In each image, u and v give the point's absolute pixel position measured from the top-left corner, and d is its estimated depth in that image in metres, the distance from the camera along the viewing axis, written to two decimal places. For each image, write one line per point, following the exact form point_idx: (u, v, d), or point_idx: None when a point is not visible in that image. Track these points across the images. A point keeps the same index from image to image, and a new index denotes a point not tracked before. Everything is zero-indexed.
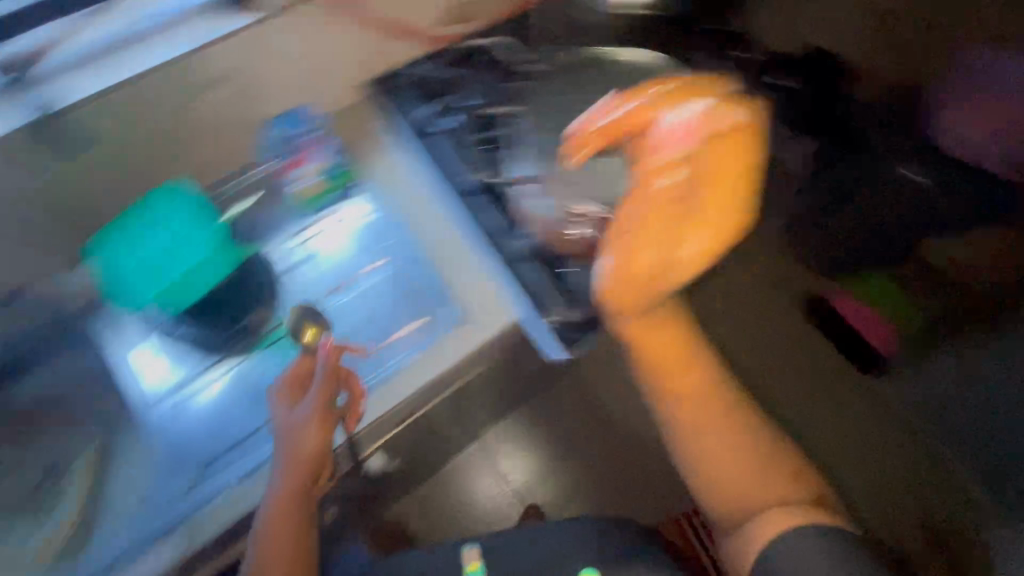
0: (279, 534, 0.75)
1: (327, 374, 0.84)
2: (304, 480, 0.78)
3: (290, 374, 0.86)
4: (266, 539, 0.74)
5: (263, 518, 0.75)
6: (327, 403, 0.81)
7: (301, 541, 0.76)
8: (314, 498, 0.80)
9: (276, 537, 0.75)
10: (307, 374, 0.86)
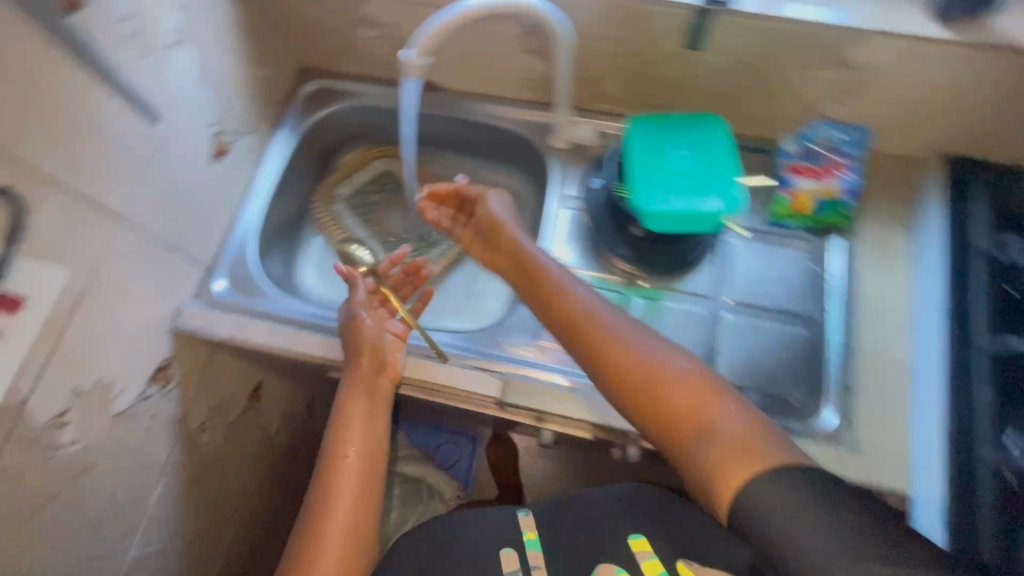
0: (343, 513, 0.69)
1: (370, 351, 0.76)
2: (368, 459, 0.73)
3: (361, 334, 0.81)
4: (335, 506, 0.69)
5: (330, 496, 0.70)
6: (376, 368, 0.76)
7: (365, 502, 0.71)
8: (375, 488, 0.73)
9: (342, 492, 0.70)
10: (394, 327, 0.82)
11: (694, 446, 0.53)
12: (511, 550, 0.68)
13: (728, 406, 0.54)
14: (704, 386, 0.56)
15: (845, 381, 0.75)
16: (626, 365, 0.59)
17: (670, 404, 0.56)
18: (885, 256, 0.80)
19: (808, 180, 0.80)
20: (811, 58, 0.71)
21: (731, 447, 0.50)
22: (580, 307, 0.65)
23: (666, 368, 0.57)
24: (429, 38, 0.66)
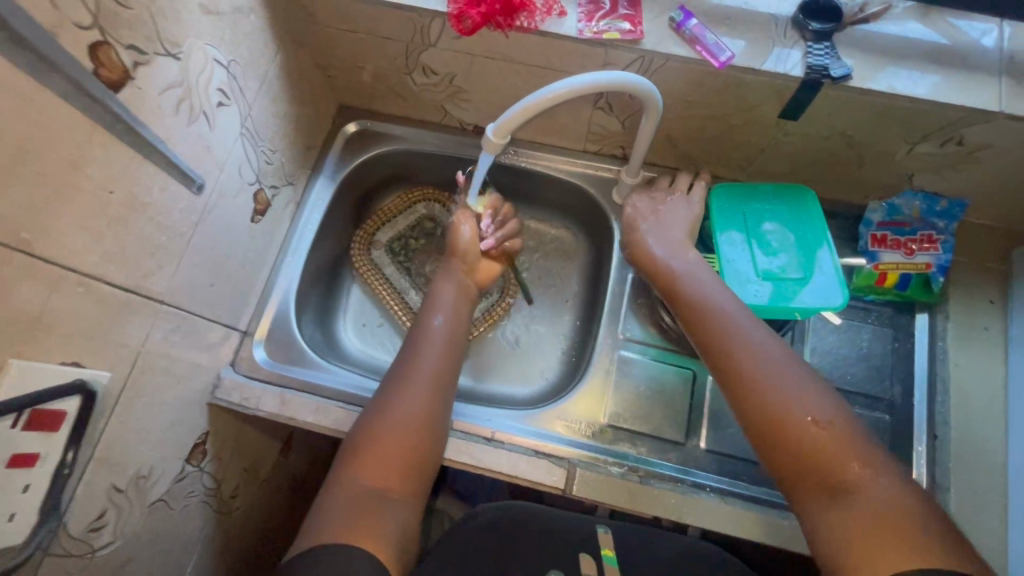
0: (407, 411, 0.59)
1: None
2: (450, 358, 0.66)
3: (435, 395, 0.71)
4: (410, 390, 0.60)
5: (402, 382, 0.61)
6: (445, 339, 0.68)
7: (435, 415, 0.60)
8: (447, 397, 0.63)
9: (388, 442, 0.56)
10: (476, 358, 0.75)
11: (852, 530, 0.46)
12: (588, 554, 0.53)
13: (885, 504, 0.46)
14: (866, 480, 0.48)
15: (940, 479, 0.70)
16: (767, 378, 0.54)
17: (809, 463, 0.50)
18: (974, 339, 0.75)
19: (897, 254, 0.75)
20: (920, 132, 0.66)
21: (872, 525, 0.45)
22: (732, 341, 0.57)
23: (828, 441, 0.50)
24: (537, 104, 0.58)
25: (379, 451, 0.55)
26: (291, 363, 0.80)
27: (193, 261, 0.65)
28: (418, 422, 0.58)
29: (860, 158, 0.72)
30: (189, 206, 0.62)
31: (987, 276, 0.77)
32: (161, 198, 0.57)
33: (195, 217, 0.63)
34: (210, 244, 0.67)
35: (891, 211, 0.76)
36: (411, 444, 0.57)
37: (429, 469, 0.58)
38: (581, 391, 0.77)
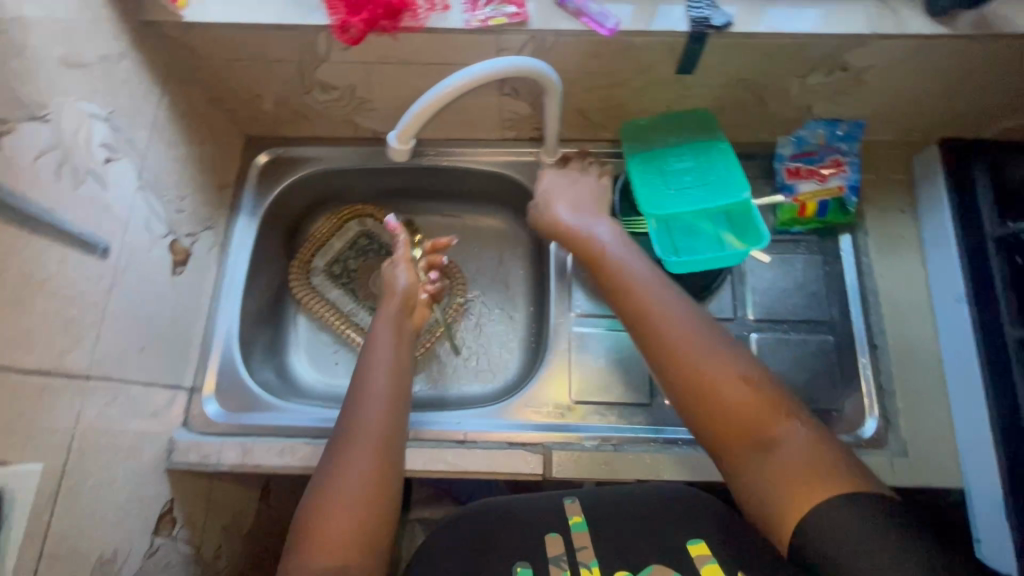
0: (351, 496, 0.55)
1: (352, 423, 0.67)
2: (394, 423, 0.61)
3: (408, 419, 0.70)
4: (353, 462, 0.57)
5: (345, 449, 0.58)
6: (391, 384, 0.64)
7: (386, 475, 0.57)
8: (398, 449, 0.60)
9: (334, 522, 0.53)
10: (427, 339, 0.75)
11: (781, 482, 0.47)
12: (556, 533, 0.60)
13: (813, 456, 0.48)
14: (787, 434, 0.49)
15: (886, 384, 0.74)
16: (700, 361, 0.54)
17: (735, 426, 0.51)
18: (894, 250, 0.79)
19: (811, 183, 0.79)
20: (808, 66, 0.69)
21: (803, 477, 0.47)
22: (664, 323, 0.57)
23: (746, 410, 0.51)
24: (455, 89, 0.58)
25: (332, 541, 0.52)
26: (242, 413, 0.76)
27: (116, 326, 0.62)
28: (367, 502, 0.55)
29: (761, 100, 0.75)
30: (95, 271, 0.58)
31: (897, 190, 0.81)
32: (62, 267, 0.54)
33: (102, 280, 0.59)
34: (127, 306, 0.64)
35: (799, 144, 0.80)
36: (363, 519, 0.54)
37: (387, 531, 0.55)
38: (544, 375, 0.78)
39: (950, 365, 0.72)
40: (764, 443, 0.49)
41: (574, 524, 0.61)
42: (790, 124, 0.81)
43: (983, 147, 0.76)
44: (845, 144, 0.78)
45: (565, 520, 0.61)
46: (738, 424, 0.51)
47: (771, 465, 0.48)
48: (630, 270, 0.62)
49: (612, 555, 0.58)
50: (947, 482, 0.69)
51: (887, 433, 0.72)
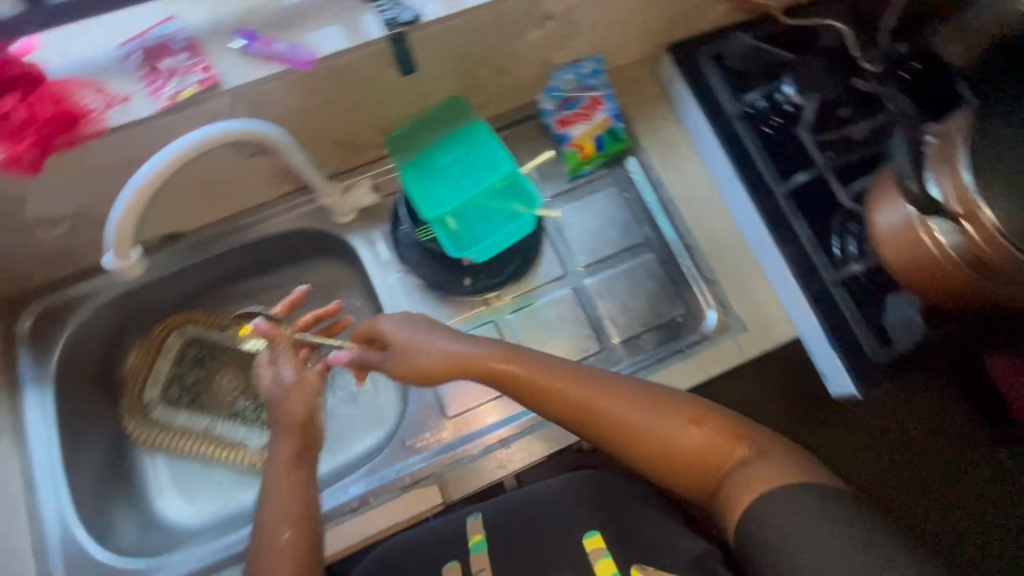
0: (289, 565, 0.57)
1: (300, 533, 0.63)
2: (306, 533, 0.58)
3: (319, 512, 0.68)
4: None
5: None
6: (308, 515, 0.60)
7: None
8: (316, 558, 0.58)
9: None
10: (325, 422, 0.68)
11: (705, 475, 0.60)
12: (456, 561, 0.62)
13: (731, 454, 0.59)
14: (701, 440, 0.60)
15: (708, 275, 0.80)
16: (601, 407, 0.62)
17: (660, 451, 0.60)
18: (672, 155, 0.85)
19: (581, 125, 0.83)
20: (520, 26, 0.70)
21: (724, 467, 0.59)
22: (548, 378, 0.63)
23: (666, 429, 0.61)
24: (164, 168, 0.57)
25: None
26: None
27: None
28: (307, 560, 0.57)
29: (500, 68, 0.76)
30: None
31: (658, 103, 0.87)
32: None
33: None
34: None
35: (555, 95, 0.84)
36: None
37: None
38: (413, 405, 0.76)
39: (750, 239, 0.79)
40: (690, 454, 0.60)
41: (473, 544, 0.63)
42: (541, 78, 0.83)
43: (701, 40, 0.83)
44: (591, 81, 0.84)
45: (466, 541, 0.64)
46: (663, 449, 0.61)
47: (690, 465, 0.60)
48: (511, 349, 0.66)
49: (508, 569, 0.61)
50: (782, 335, 0.76)
51: (726, 320, 0.78)
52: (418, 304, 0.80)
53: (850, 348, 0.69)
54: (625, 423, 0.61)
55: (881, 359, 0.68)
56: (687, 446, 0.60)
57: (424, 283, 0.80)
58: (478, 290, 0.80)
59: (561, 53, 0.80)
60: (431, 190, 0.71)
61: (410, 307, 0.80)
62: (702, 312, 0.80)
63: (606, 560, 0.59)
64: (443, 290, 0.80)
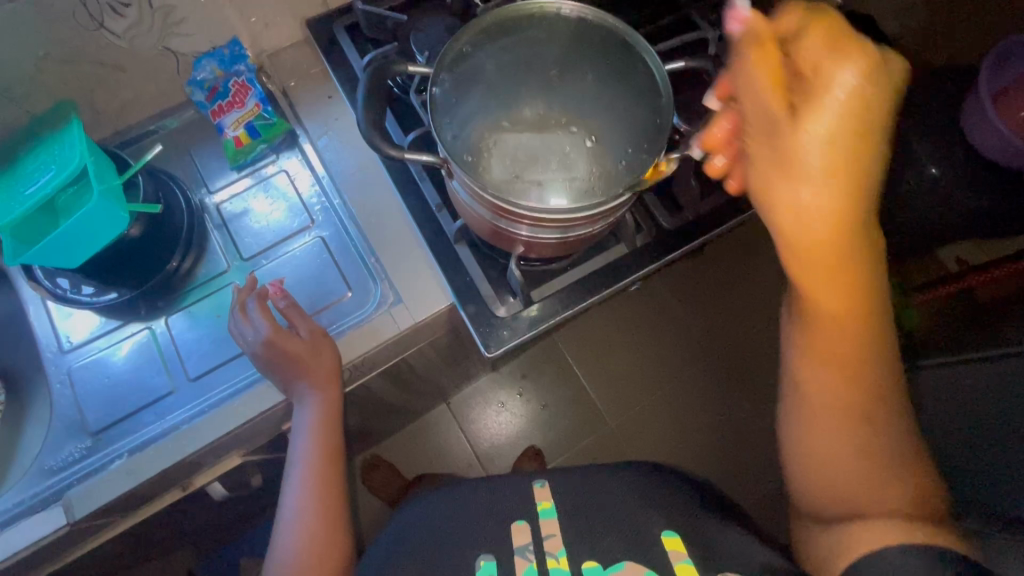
0: (326, 509, 0.68)
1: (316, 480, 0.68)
2: None
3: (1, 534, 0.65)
4: None
5: None
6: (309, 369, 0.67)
7: None
8: None
9: None
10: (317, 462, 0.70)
11: (819, 271, 0.44)
12: (524, 521, 0.63)
13: (853, 74, 0.39)
14: (841, 302, 0.46)
15: (369, 252, 0.78)
16: (842, 260, 0.44)
17: (842, 358, 0.48)
18: (327, 128, 0.81)
19: (234, 113, 0.81)
20: (91, 14, 0.66)
21: (849, 39, 0.40)
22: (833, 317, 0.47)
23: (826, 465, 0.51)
24: None
25: None
26: None
27: None
28: (319, 555, 0.65)
29: (108, 63, 0.73)
30: None
31: (318, 73, 0.83)
32: None
33: None
34: None
35: (200, 85, 0.81)
36: None
37: None
38: (61, 428, 0.74)
39: (399, 209, 0.77)
40: (790, 232, 0.44)
41: (542, 511, 0.64)
42: (183, 68, 0.80)
43: (334, 13, 0.81)
44: (228, 59, 0.80)
45: (535, 507, 0.65)
46: (822, 409, 0.51)
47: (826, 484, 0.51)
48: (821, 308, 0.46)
49: (578, 525, 0.62)
50: (438, 304, 0.73)
51: (388, 289, 0.76)
52: (74, 323, 0.78)
53: (480, 308, 0.71)
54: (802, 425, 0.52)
55: (500, 312, 0.71)
56: (816, 312, 0.48)
57: (66, 292, 0.76)
58: (127, 292, 0.76)
59: (184, 38, 0.76)
60: (12, 195, 0.66)
61: (65, 325, 0.78)
62: (366, 286, 0.79)
63: (685, 565, 0.56)
64: (87, 295, 0.76)
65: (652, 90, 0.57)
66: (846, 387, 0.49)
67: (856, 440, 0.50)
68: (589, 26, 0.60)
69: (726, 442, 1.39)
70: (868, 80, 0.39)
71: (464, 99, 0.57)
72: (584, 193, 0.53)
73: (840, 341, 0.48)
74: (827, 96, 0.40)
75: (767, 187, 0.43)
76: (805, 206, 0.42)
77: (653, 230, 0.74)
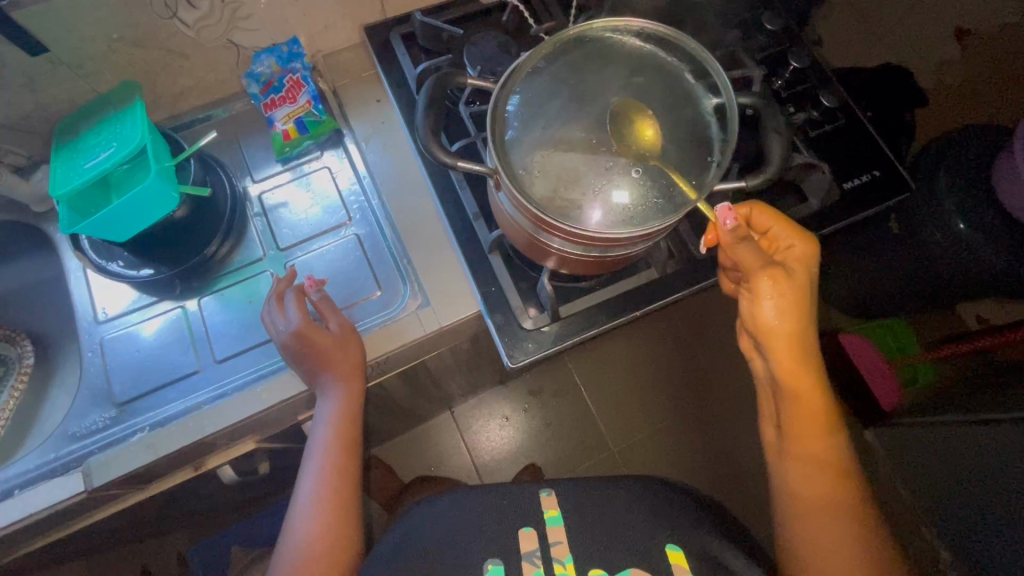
0: (342, 501, 0.69)
1: (336, 474, 0.70)
2: None
3: (20, 496, 0.67)
4: None
5: None
6: (344, 361, 0.70)
7: None
8: None
9: None
10: (346, 450, 0.71)
11: (781, 347, 0.62)
12: (531, 528, 0.63)
13: (757, 213, 0.64)
14: (799, 361, 0.63)
15: (402, 253, 0.80)
16: (798, 340, 0.62)
17: (811, 398, 0.63)
18: (374, 129, 0.83)
19: (286, 108, 0.84)
20: (166, 4, 0.69)
21: (784, 218, 0.64)
22: (800, 371, 0.63)
23: (813, 517, 0.60)
24: None
25: None
26: None
27: None
28: (330, 546, 0.65)
29: (174, 50, 0.76)
30: None
31: (370, 78, 0.87)
32: None
33: None
34: None
35: (256, 78, 0.84)
36: None
37: None
38: (87, 396, 0.76)
39: (435, 213, 0.78)
40: (762, 326, 0.62)
41: (549, 518, 0.64)
42: (242, 61, 0.83)
43: (391, 22, 0.84)
44: (284, 56, 0.82)
45: (540, 514, 0.64)
46: (802, 454, 0.63)
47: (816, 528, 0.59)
48: (791, 366, 0.63)
49: (588, 543, 0.61)
50: (466, 311, 0.74)
51: (419, 291, 0.77)
52: (109, 295, 0.81)
53: (508, 318, 0.72)
54: (783, 467, 0.64)
55: (525, 325, 0.72)
56: (784, 380, 0.64)
57: (105, 266, 0.78)
58: (167, 269, 0.78)
59: (248, 34, 0.79)
60: (73, 167, 0.69)
61: (100, 295, 0.81)
62: (395, 286, 0.80)
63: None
64: (124, 268, 0.78)
65: (708, 130, 0.59)
66: (817, 438, 0.63)
67: (829, 484, 0.61)
68: (654, 58, 0.63)
69: (731, 477, 1.37)
70: (807, 259, 0.63)
71: (517, 113, 0.59)
72: (635, 217, 0.55)
73: (804, 391, 0.63)
74: (771, 237, 0.65)
75: (749, 286, 0.62)
76: (772, 319, 0.61)
77: (684, 258, 0.75)
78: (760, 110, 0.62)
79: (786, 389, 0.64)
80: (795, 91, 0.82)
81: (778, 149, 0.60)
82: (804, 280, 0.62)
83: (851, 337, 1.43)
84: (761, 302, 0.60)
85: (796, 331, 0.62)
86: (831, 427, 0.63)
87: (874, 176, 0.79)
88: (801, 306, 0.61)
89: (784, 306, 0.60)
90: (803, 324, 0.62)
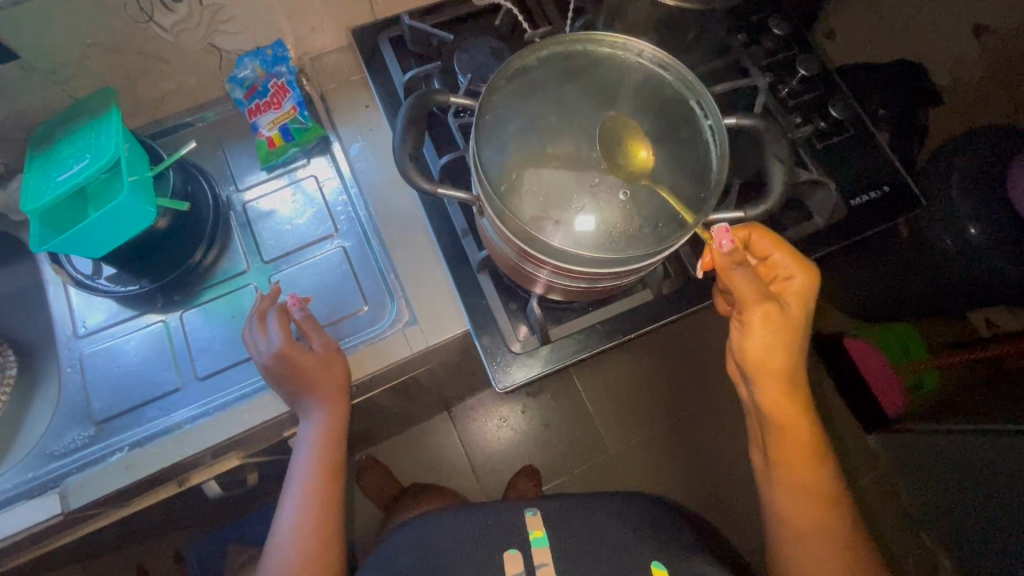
0: (323, 526, 0.67)
1: (321, 497, 0.68)
2: None
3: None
4: None
5: None
6: (328, 380, 0.67)
7: None
8: None
9: None
10: (332, 475, 0.69)
11: (767, 380, 0.60)
12: (516, 550, 0.61)
13: (755, 235, 0.61)
14: (787, 394, 0.60)
15: (390, 268, 0.78)
16: (785, 370, 0.60)
17: (799, 430, 0.61)
18: (359, 138, 0.80)
19: (270, 115, 0.81)
20: (141, 7, 0.66)
21: (787, 246, 0.60)
22: (785, 403, 0.61)
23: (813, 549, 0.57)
24: None
25: None
26: None
27: None
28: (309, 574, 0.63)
29: (152, 54, 0.72)
30: None
31: (358, 82, 0.83)
32: None
33: None
34: None
35: (239, 83, 0.80)
36: None
37: None
38: (67, 413, 0.74)
39: (423, 227, 0.75)
40: (751, 356, 0.59)
41: (535, 540, 0.62)
42: (225, 65, 0.79)
43: (380, 24, 0.81)
44: (267, 59, 0.79)
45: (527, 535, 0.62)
46: (792, 484, 0.61)
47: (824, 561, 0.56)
48: (777, 398, 0.60)
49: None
50: (452, 330, 0.71)
51: (404, 307, 0.74)
52: (90, 308, 0.79)
53: (496, 340, 0.70)
54: (772, 494, 0.62)
55: (513, 346, 0.70)
56: (771, 411, 0.61)
57: (86, 280, 0.76)
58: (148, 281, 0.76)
59: (231, 37, 0.75)
60: (47, 179, 0.67)
61: (81, 309, 0.79)
62: (382, 302, 0.77)
63: None
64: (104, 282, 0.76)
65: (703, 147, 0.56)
66: (807, 467, 0.60)
67: (826, 510, 0.59)
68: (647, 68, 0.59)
69: (729, 485, 1.36)
70: (805, 294, 0.60)
71: (503, 130, 0.55)
72: (618, 241, 0.52)
73: (792, 421, 0.61)
74: (771, 262, 0.61)
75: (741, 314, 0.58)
76: (760, 350, 0.58)
77: (681, 278, 0.72)
78: (761, 131, 0.58)
79: (772, 419, 0.61)
80: (802, 100, 0.78)
81: (777, 175, 0.56)
82: (797, 314, 0.59)
83: (857, 342, 1.41)
84: (752, 332, 0.58)
85: (785, 364, 0.59)
86: (818, 459, 0.61)
87: (885, 192, 0.75)
88: (789, 339, 0.58)
89: (772, 339, 0.58)
90: (792, 357, 0.59)
